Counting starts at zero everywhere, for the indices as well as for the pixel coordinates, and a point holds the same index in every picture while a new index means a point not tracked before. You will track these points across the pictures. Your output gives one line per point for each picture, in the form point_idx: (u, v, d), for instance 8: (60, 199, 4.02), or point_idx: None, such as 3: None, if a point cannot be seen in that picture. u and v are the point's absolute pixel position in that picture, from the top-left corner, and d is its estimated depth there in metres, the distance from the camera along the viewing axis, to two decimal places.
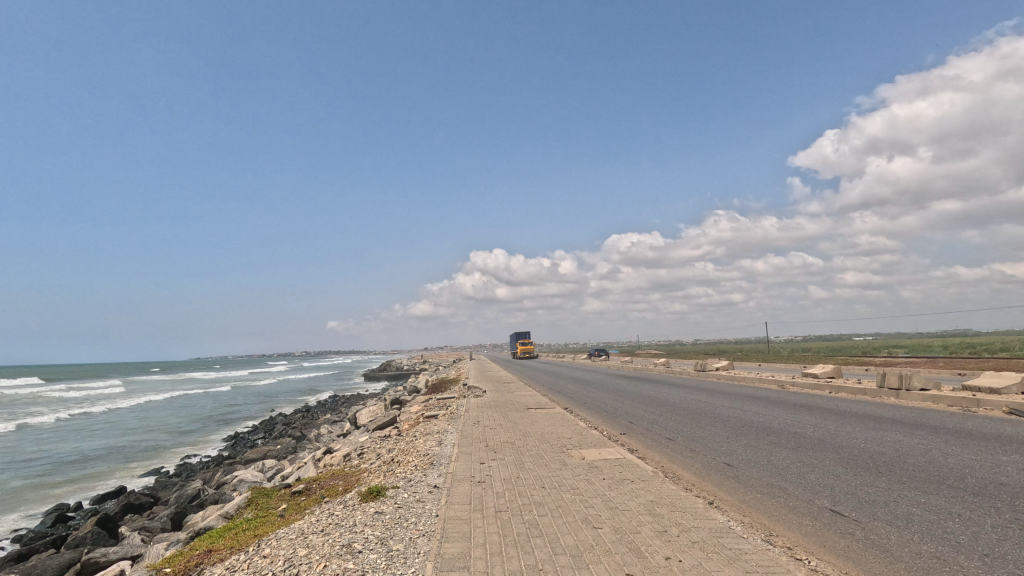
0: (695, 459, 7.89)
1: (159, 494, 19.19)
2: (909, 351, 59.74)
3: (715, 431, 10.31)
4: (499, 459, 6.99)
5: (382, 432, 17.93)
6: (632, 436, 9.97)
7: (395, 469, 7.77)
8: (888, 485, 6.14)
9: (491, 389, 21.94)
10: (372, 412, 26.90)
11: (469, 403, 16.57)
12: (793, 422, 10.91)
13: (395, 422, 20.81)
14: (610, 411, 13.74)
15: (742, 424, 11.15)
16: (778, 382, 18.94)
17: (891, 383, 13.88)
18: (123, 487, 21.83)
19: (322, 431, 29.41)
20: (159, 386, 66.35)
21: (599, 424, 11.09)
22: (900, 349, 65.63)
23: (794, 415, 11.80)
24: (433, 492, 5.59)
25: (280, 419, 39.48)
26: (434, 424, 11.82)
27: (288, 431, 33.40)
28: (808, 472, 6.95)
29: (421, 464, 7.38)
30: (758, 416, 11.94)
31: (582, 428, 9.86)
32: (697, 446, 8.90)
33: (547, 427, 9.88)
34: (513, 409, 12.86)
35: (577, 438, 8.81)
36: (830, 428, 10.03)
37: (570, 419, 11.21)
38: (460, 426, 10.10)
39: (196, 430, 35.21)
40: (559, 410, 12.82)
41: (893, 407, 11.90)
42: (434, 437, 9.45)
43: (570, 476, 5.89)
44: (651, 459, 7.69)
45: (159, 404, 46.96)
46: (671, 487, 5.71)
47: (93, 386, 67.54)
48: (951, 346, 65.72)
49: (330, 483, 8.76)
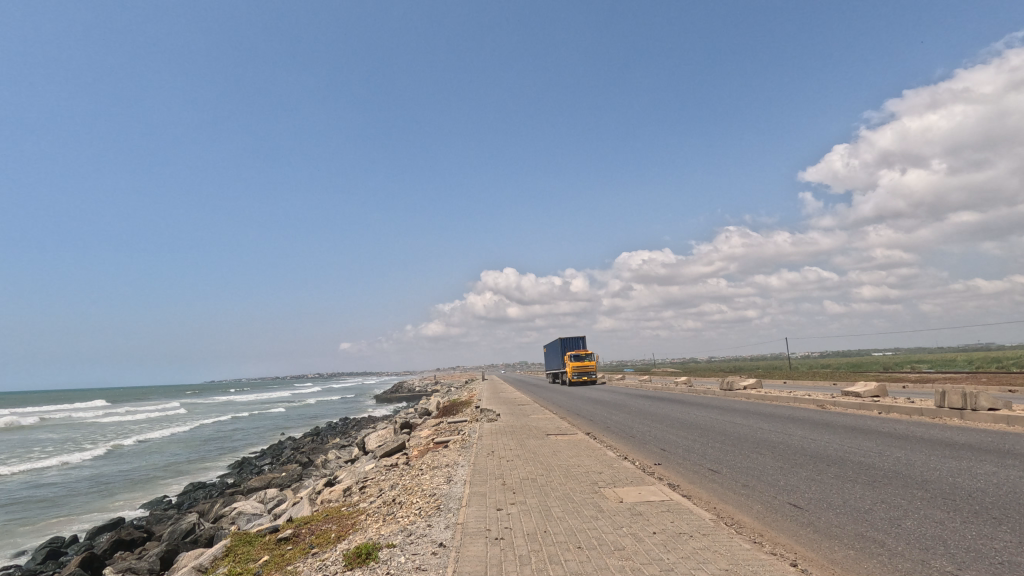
0: (754, 500, 6.60)
1: (153, 528, 18.04)
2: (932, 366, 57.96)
3: (764, 461, 8.99)
4: (520, 504, 5.77)
5: (390, 459, 16.75)
6: (668, 468, 8.73)
7: (395, 515, 6.58)
8: (1017, 537, 4.85)
9: (506, 411, 20.63)
10: (381, 437, 25.64)
11: (481, 427, 15.33)
12: (853, 449, 9.56)
13: (404, 449, 19.55)
14: (637, 437, 12.49)
15: (792, 451, 9.81)
16: (818, 402, 17.36)
17: (953, 402, 12.41)
18: (121, 519, 20.78)
19: (329, 456, 28.22)
20: (173, 410, 65.34)
21: (629, 453, 9.85)
22: (924, 364, 63.74)
23: (850, 440, 10.44)
24: (438, 553, 4.40)
25: (289, 443, 38.36)
26: (445, 454, 10.61)
27: (296, 456, 32.23)
28: (902, 518, 5.63)
29: (426, 510, 6.16)
30: (806, 442, 10.63)
31: (612, 460, 8.61)
32: (750, 480, 7.64)
33: (572, 458, 8.63)
34: (530, 436, 11.64)
35: (608, 472, 7.55)
36: (899, 456, 8.68)
37: (596, 448, 9.97)
38: (473, 458, 8.89)
39: (201, 456, 34.10)
40: (582, 437, 11.59)
41: (963, 430, 10.49)
42: (444, 471, 8.23)
43: (611, 530, 4.70)
44: (700, 500, 6.46)
45: (169, 428, 46.02)
46: (744, 545, 4.50)
47: (110, 411, 67.62)
48: (984, 359, 63.00)
49: (323, 528, 7.55)
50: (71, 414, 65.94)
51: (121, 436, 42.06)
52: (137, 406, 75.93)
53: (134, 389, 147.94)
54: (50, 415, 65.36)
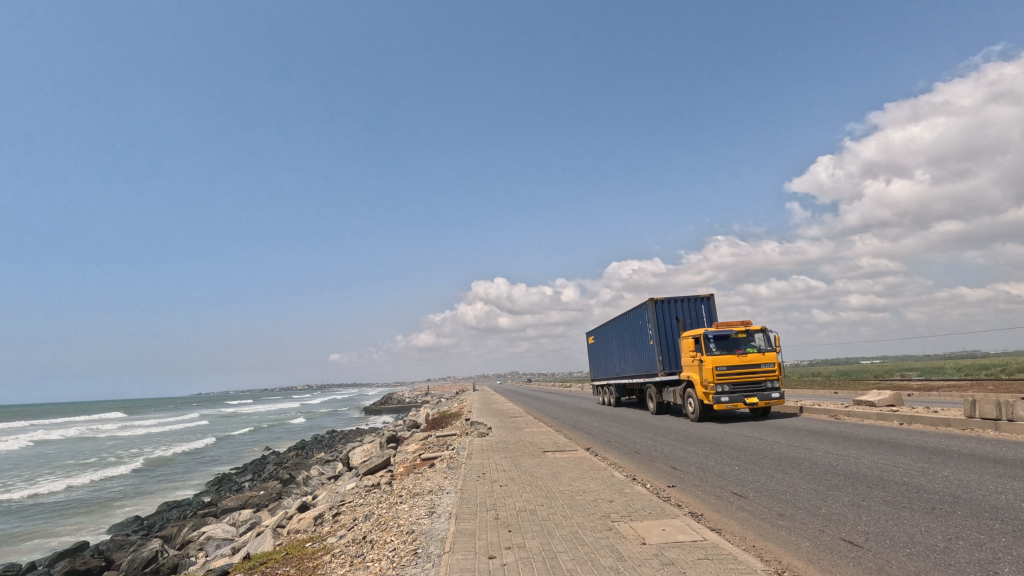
0: (798, 537, 5.50)
1: (112, 556, 16.53)
2: (923, 374, 57.53)
3: (795, 483, 7.89)
4: (517, 549, 4.60)
5: (373, 478, 15.48)
6: (685, 492, 7.60)
7: (363, 558, 5.42)
8: None
9: (498, 425, 19.27)
10: (366, 452, 24.21)
11: (471, 443, 14.11)
12: (890, 468, 8.47)
13: (389, 466, 18.24)
14: (643, 454, 11.32)
15: (822, 470, 8.70)
16: (830, 413, 16.24)
17: (986, 413, 11.33)
18: (83, 545, 19.20)
19: (312, 473, 26.70)
20: (154, 424, 63.00)
21: (639, 475, 8.72)
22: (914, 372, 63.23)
23: (883, 457, 9.34)
24: None
25: (272, 458, 36.72)
26: (430, 476, 9.41)
27: (277, 472, 30.62)
28: (993, 561, 4.52)
29: (401, 555, 5.00)
30: (832, 459, 9.53)
31: (622, 484, 7.45)
32: (785, 509, 6.53)
33: (576, 482, 7.48)
34: (525, 454, 10.44)
35: (620, 500, 6.40)
36: (949, 477, 7.61)
37: (601, 468, 8.82)
38: (461, 482, 7.72)
39: (178, 473, 32.40)
40: (584, 455, 10.41)
41: (1007, 444, 9.41)
42: (426, 500, 6.99)
43: None
44: (736, 537, 5.35)
45: (146, 444, 43.94)
46: None
47: (86, 425, 65.09)
48: (971, 367, 63.07)
49: (280, 571, 6.28)
50: (49, 428, 63.63)
51: (94, 453, 40.02)
52: (115, 420, 73.40)
53: (116, 403, 144.24)
54: (25, 430, 62.90)
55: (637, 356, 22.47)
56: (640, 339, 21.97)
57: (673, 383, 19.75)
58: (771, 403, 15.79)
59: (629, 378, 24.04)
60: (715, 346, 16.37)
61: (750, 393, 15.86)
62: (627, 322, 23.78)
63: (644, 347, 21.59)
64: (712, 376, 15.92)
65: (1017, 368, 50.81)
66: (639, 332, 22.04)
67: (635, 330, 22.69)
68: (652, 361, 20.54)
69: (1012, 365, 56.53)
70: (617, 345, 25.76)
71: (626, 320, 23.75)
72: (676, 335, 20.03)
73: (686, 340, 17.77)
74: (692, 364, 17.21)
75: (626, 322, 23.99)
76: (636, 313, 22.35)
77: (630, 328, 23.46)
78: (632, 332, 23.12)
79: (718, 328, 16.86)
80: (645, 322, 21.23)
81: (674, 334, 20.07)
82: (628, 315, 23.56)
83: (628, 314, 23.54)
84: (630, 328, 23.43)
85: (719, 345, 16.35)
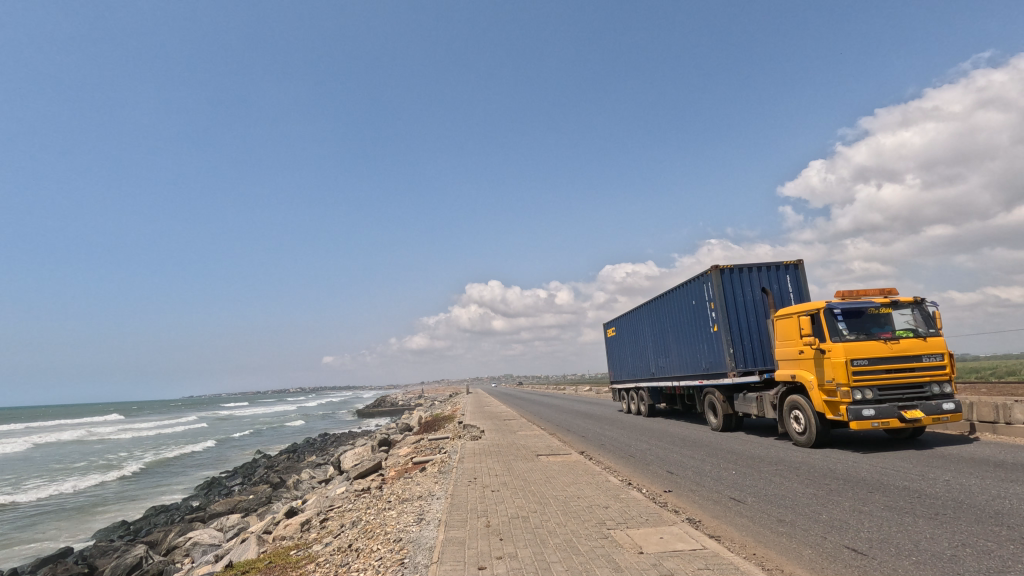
0: (800, 544, 5.32)
1: (95, 563, 16.16)
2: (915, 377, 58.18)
3: (794, 487, 7.71)
4: (509, 558, 4.39)
5: (363, 483, 15.24)
6: (682, 497, 7.42)
7: (347, 567, 5.21)
8: None
9: (490, 428, 19.02)
10: (357, 455, 23.93)
11: (462, 447, 13.90)
12: (890, 472, 8.32)
13: (380, 470, 17.98)
14: (638, 458, 11.12)
15: (820, 475, 8.53)
16: None
17: (984, 416, 11.25)
18: (67, 550, 18.80)
19: (302, 477, 26.36)
20: (143, 428, 62.24)
21: (634, 479, 8.52)
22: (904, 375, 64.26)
23: (882, 460, 9.19)
24: None
25: (263, 461, 36.29)
26: (420, 481, 9.18)
27: (267, 476, 30.21)
28: (1005, 569, 4.34)
29: (387, 564, 4.80)
30: (831, 463, 9.37)
31: (619, 490, 7.24)
32: (786, 514, 6.35)
33: (570, 486, 7.28)
34: (519, 458, 10.22)
35: (616, 507, 6.19)
36: (952, 481, 7.45)
37: (596, 473, 8.62)
38: (452, 487, 7.50)
39: (166, 477, 31.92)
40: (578, 459, 10.20)
41: (1006, 448, 9.30)
42: (416, 506, 6.75)
43: None
44: (737, 545, 5.15)
45: (134, 448, 43.34)
46: None
47: (74, 428, 64.27)
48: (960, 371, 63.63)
49: None
50: (36, 431, 62.76)
51: (82, 457, 39.42)
52: (103, 423, 72.47)
53: (106, 406, 142.71)
54: (11, 433, 62.01)
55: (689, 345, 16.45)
56: (695, 322, 15.97)
57: (751, 389, 13.73)
58: (940, 420, 9.74)
59: (672, 378, 18.09)
60: (847, 327, 10.35)
61: (907, 401, 9.87)
62: (672, 301, 17.84)
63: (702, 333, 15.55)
64: (846, 375, 9.92)
65: (1004, 372, 51.36)
66: (693, 313, 16.05)
67: (684, 310, 16.84)
68: (718, 352, 14.44)
69: (1005, 368, 57.04)
70: (652, 334, 19.90)
71: (671, 298, 17.83)
72: (753, 318, 14.09)
73: (783, 319, 12.04)
74: (798, 356, 11.29)
75: (669, 301, 18.09)
76: (688, 287, 16.39)
77: (676, 308, 17.57)
78: (679, 315, 17.24)
79: (844, 300, 10.82)
80: (705, 299, 15.21)
81: (754, 312, 14.09)
82: (673, 291, 17.67)
83: (673, 290, 17.65)
84: (676, 308, 17.54)
85: (852, 325, 10.35)
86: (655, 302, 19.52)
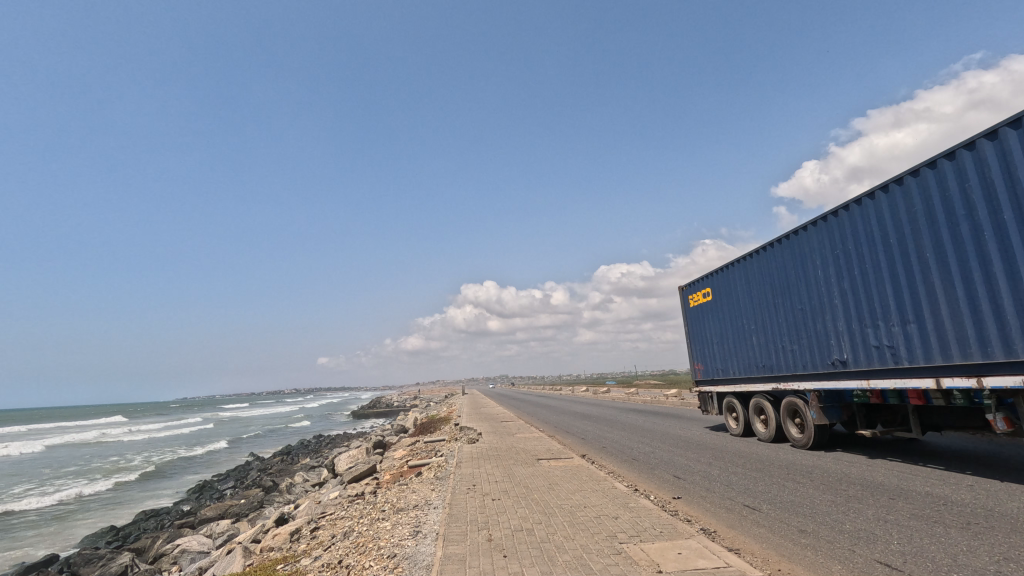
0: (828, 558, 4.94)
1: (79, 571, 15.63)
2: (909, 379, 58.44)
3: (810, 493, 7.34)
4: None
5: (357, 487, 14.81)
6: (692, 505, 7.04)
7: None
8: None
9: (487, 430, 18.61)
10: (352, 458, 23.48)
11: (459, 450, 13.49)
12: (907, 476, 7.97)
13: (375, 474, 17.55)
14: (643, 462, 10.70)
15: (835, 479, 8.16)
16: None
17: None
18: (52, 558, 18.24)
19: (295, 480, 25.87)
20: (136, 429, 61.56)
21: (640, 486, 8.13)
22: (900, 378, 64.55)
23: (897, 464, 8.84)
24: None
25: (256, 463, 35.75)
26: (416, 487, 8.75)
27: (259, 480, 29.68)
28: None
29: None
30: (843, 466, 9.01)
31: (626, 497, 6.86)
32: (806, 524, 5.96)
33: (575, 494, 6.89)
34: (518, 463, 9.81)
35: (627, 517, 5.79)
36: (974, 486, 7.11)
37: (601, 479, 8.20)
38: (449, 495, 7.09)
39: (157, 480, 31.37)
40: (580, 464, 9.77)
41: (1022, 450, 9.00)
42: (410, 517, 6.31)
43: None
44: (761, 562, 4.75)
45: (125, 451, 42.66)
46: None
47: (65, 430, 63.56)
48: None
49: None
50: (26, 433, 61.97)
51: (71, 460, 38.76)
52: (92, 425, 71.60)
53: (98, 408, 141.52)
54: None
55: (896, 302, 8.70)
56: (917, 256, 8.23)
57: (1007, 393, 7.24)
58: None
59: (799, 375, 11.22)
60: None
61: None
62: (831, 229, 10.21)
63: (939, 274, 7.90)
64: None
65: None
66: (918, 237, 8.24)
67: (874, 241, 9.13)
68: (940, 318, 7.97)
69: None
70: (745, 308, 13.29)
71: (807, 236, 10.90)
72: None
73: None
74: None
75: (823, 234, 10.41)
76: (892, 194, 8.73)
77: (840, 246, 9.95)
78: (854, 254, 9.60)
79: None
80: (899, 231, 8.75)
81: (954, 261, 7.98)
82: (837, 214, 10.05)
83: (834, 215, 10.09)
84: (842, 244, 9.89)
85: None
86: (775, 243, 12.01)
